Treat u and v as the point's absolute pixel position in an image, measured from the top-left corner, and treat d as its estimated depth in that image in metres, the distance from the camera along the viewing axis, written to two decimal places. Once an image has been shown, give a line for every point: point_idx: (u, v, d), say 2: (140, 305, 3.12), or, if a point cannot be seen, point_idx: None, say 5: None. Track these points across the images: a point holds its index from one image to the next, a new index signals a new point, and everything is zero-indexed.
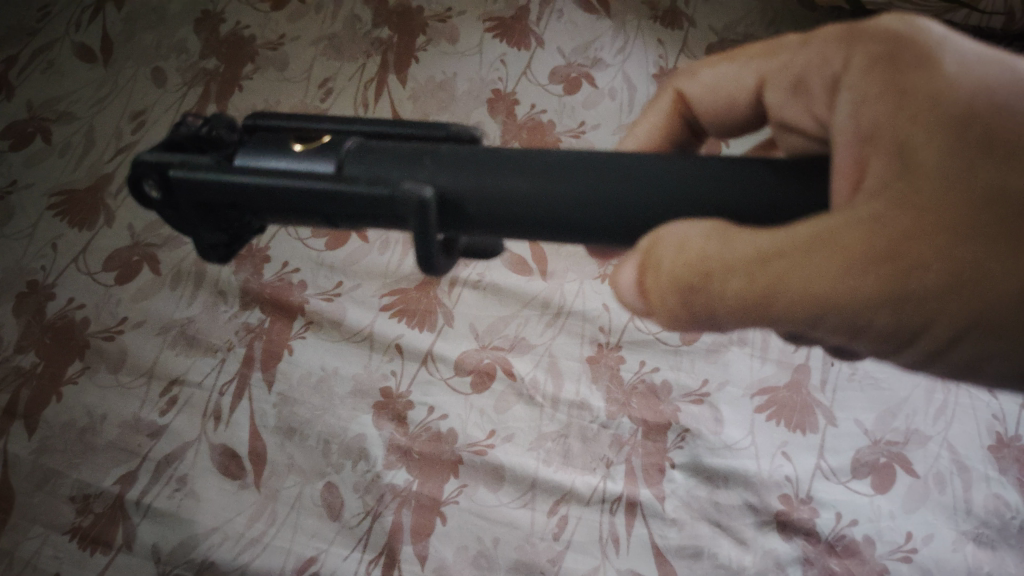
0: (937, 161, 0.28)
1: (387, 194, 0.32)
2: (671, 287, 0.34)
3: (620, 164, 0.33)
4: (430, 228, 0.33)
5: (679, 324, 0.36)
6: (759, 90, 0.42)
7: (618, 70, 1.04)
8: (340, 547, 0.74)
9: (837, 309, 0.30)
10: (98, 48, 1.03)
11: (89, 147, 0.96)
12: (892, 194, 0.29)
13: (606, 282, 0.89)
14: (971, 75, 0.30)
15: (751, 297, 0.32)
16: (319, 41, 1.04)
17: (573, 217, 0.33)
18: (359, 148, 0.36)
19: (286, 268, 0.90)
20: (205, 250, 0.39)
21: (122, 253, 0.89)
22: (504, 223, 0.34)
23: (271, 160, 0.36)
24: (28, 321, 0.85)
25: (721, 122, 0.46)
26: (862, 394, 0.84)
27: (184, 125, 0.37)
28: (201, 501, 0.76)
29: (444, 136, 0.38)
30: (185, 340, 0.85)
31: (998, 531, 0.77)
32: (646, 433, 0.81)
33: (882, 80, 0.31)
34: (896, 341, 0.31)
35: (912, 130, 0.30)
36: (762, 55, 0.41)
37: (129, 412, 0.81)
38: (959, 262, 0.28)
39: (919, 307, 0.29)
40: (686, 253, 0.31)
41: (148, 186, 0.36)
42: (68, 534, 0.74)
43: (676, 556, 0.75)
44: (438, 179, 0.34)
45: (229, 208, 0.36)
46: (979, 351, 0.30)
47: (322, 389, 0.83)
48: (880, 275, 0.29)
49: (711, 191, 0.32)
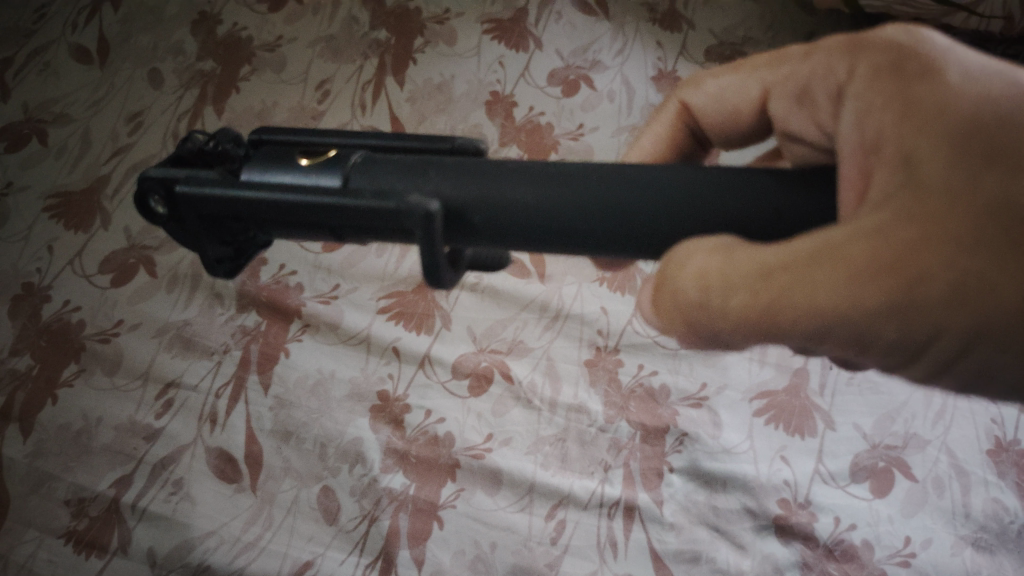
0: (938, 172, 0.27)
1: (392, 208, 0.31)
2: (684, 304, 0.34)
3: (620, 176, 0.33)
4: (436, 242, 0.31)
5: (696, 343, 0.35)
6: (764, 100, 0.41)
7: (617, 72, 1.04)
8: (336, 551, 0.74)
9: (840, 323, 0.29)
10: (93, 49, 1.02)
11: (84, 150, 0.94)
12: (896, 203, 0.28)
13: (605, 285, 0.89)
14: (977, 86, 0.29)
15: (755, 312, 0.31)
16: (315, 43, 1.03)
17: (579, 229, 0.33)
18: (365, 161, 0.36)
19: (283, 271, 0.89)
20: (211, 265, 0.38)
21: (117, 256, 0.88)
22: (512, 234, 0.34)
23: (277, 174, 0.36)
24: (23, 325, 0.84)
25: (728, 131, 0.45)
26: (861, 397, 0.84)
27: (189, 141, 0.37)
28: (196, 505, 0.75)
29: (449, 148, 0.39)
30: (180, 343, 0.84)
31: (997, 536, 0.77)
32: (644, 437, 0.81)
33: (887, 93, 0.31)
34: (905, 356, 0.29)
35: (916, 141, 0.29)
36: (766, 66, 0.40)
37: (124, 416, 0.79)
38: (962, 275, 0.26)
39: (922, 321, 0.27)
40: (699, 273, 0.31)
41: (154, 202, 0.36)
42: (62, 539, 0.73)
43: (674, 560, 0.75)
44: (443, 191, 0.34)
45: (233, 220, 0.36)
46: (987, 362, 0.28)
47: (319, 392, 0.82)
48: (880, 289, 0.27)
49: (716, 204, 0.32)
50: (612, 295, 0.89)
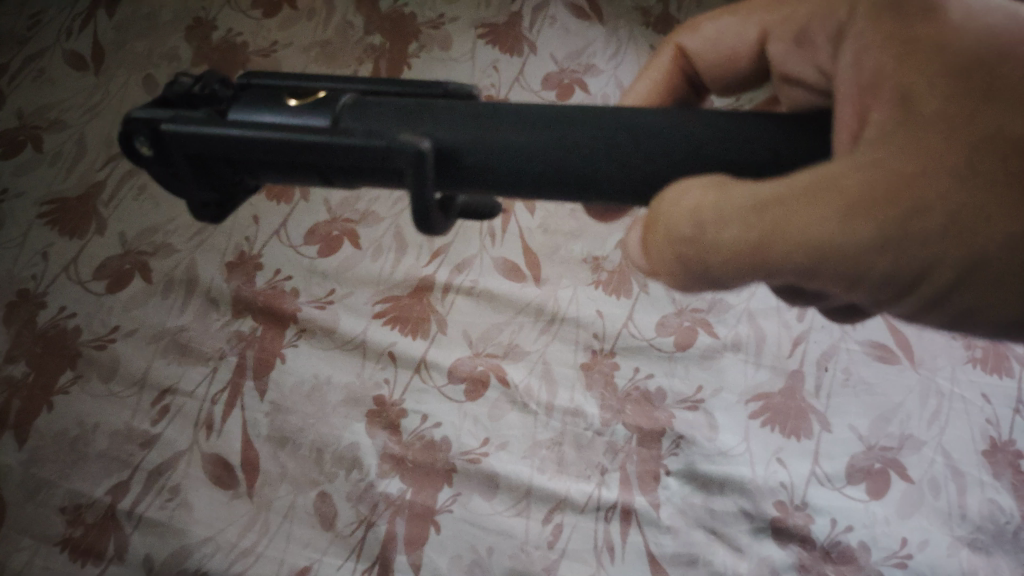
0: (936, 107, 0.28)
1: (382, 146, 0.30)
2: (672, 243, 0.34)
3: (624, 120, 0.31)
4: (425, 185, 0.31)
5: (686, 284, 0.36)
6: (763, 42, 0.42)
7: (611, 76, 1.05)
8: (333, 557, 0.73)
9: (832, 255, 0.29)
10: (88, 56, 1.01)
11: (80, 156, 0.94)
12: (894, 138, 0.28)
13: (601, 289, 0.90)
14: (978, 26, 0.29)
15: (747, 246, 0.31)
16: (310, 48, 1.03)
17: (578, 169, 0.31)
18: (356, 104, 0.34)
19: (278, 276, 0.89)
20: (196, 210, 0.37)
21: (112, 262, 0.88)
22: (506, 178, 0.33)
23: (266, 115, 0.34)
24: (18, 331, 0.83)
25: (726, 76, 0.46)
26: (856, 400, 0.84)
27: (175, 84, 0.36)
28: (193, 511, 0.75)
29: (441, 94, 0.36)
30: (176, 349, 0.84)
31: (993, 536, 0.78)
32: (640, 440, 0.81)
33: (886, 35, 0.31)
34: (899, 291, 0.29)
35: (915, 79, 0.29)
36: (764, 8, 0.41)
37: (119, 422, 0.79)
38: (959, 208, 0.26)
39: (915, 254, 0.28)
40: (694, 210, 0.31)
41: (140, 143, 0.34)
42: (58, 547, 0.73)
43: (670, 563, 0.75)
44: (437, 132, 0.32)
45: (221, 161, 0.34)
46: (976, 299, 0.28)
47: (315, 397, 0.82)
48: (876, 221, 0.27)
49: (718, 144, 0.31)
50: (607, 298, 0.89)
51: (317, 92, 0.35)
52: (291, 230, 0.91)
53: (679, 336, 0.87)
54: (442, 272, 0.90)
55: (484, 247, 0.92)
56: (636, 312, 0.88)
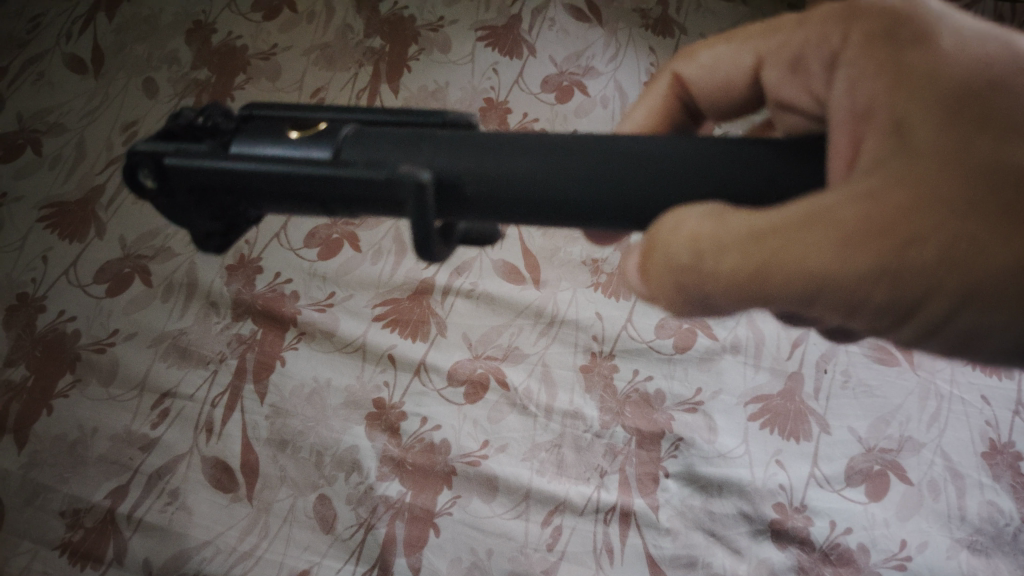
0: (930, 137, 0.28)
1: (384, 178, 0.30)
2: (666, 270, 0.33)
3: (621, 149, 0.31)
4: (427, 214, 0.31)
5: (679, 310, 0.35)
6: (757, 68, 0.42)
7: (610, 78, 1.05)
8: (333, 560, 0.74)
9: (833, 284, 0.28)
10: (88, 59, 1.01)
11: (79, 159, 0.94)
12: (890, 167, 0.28)
13: (599, 292, 0.90)
14: (969, 53, 0.30)
15: (744, 275, 0.30)
16: (310, 51, 1.03)
17: (581, 200, 0.31)
18: (357, 134, 0.34)
19: (278, 279, 0.88)
20: (200, 240, 0.36)
21: (113, 266, 0.88)
22: (508, 208, 0.32)
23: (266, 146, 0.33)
24: (18, 335, 0.83)
25: (721, 102, 0.46)
26: (855, 402, 0.84)
27: (180, 117, 0.35)
28: (193, 515, 0.75)
29: (442, 123, 0.36)
30: (176, 352, 0.84)
31: (992, 539, 0.78)
32: (640, 442, 0.81)
33: (877, 61, 0.31)
34: (894, 317, 0.29)
35: (908, 107, 0.29)
36: (760, 36, 0.41)
37: (119, 426, 0.79)
38: (956, 237, 0.26)
39: (914, 283, 0.28)
40: (692, 240, 0.30)
41: (143, 176, 0.34)
42: (57, 551, 0.72)
43: (669, 565, 0.75)
44: (437, 162, 0.32)
45: (223, 193, 0.34)
46: (974, 323, 0.28)
47: (315, 400, 0.81)
48: (875, 252, 0.27)
49: (724, 172, 0.30)
50: (606, 300, 0.90)
51: (319, 121, 0.34)
52: (291, 234, 0.91)
53: (679, 339, 0.87)
54: (441, 276, 0.90)
55: (484, 250, 0.92)
56: (635, 314, 0.89)
